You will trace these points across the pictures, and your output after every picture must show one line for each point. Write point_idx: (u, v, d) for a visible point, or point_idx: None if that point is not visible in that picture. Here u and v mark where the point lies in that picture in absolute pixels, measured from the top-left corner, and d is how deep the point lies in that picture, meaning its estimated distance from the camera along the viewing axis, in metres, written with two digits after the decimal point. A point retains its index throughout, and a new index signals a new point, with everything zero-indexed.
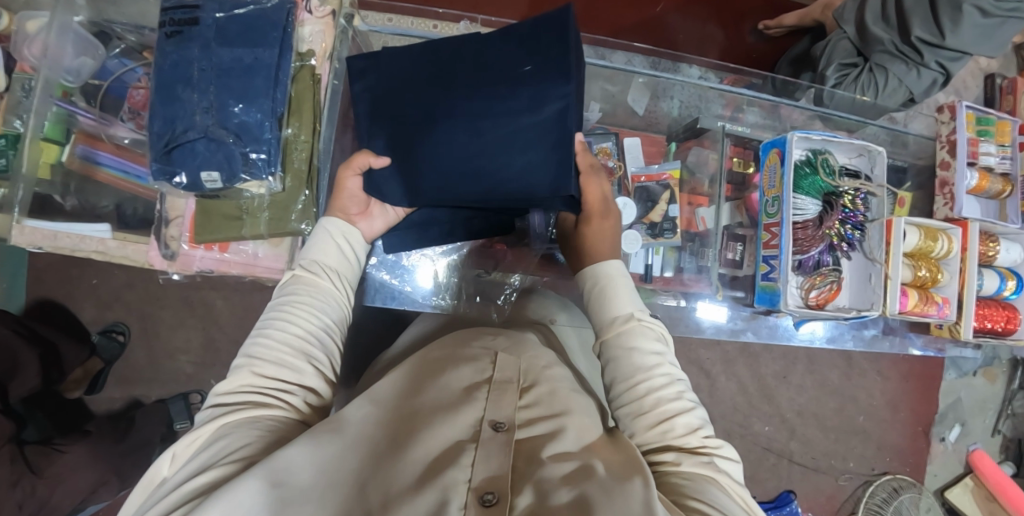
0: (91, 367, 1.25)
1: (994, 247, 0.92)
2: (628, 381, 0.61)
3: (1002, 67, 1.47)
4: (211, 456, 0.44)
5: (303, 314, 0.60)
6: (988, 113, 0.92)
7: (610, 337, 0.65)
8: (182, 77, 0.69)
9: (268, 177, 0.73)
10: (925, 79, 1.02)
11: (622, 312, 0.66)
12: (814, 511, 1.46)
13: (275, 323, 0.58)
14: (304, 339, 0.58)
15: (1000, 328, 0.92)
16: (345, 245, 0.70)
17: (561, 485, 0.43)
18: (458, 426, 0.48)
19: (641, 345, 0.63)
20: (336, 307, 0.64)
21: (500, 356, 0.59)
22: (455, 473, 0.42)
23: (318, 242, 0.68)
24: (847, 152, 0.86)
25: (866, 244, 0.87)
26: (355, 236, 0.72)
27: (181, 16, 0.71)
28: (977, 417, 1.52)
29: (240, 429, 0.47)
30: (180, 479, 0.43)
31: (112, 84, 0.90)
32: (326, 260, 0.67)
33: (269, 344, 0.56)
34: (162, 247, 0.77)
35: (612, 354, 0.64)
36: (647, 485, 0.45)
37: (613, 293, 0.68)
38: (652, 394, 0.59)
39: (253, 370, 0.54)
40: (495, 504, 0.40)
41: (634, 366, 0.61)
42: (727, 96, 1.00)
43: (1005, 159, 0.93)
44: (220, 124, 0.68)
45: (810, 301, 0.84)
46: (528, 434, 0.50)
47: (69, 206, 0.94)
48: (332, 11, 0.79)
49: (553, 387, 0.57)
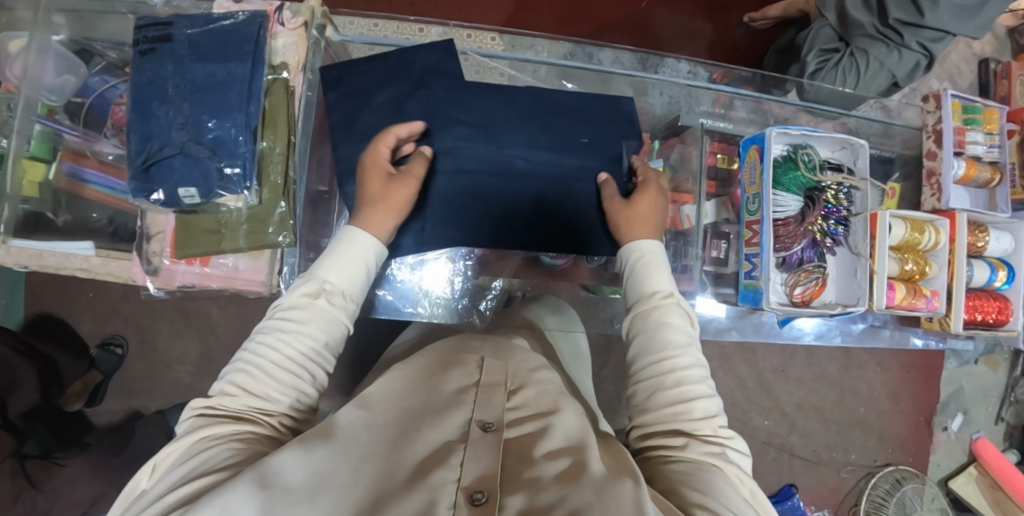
0: (89, 380, 1.26)
1: (984, 237, 0.90)
2: (654, 355, 0.59)
3: (996, 51, 1.45)
4: (187, 472, 0.43)
5: (301, 339, 0.56)
6: (974, 101, 0.91)
7: (645, 309, 0.63)
8: (157, 93, 0.70)
9: (246, 191, 0.72)
10: (907, 62, 1.01)
11: (662, 289, 0.64)
12: (816, 504, 1.45)
13: (266, 345, 0.55)
14: (300, 362, 0.56)
15: (992, 320, 0.91)
16: (362, 260, 0.64)
17: (551, 484, 0.42)
18: (447, 426, 0.47)
19: (674, 324, 0.61)
20: (339, 335, 0.60)
21: (487, 361, 0.58)
22: (444, 471, 0.42)
23: (339, 260, 0.62)
24: (828, 145, 0.85)
25: (852, 238, 0.85)
26: (376, 252, 0.66)
27: (154, 33, 0.72)
28: (979, 406, 1.50)
29: (212, 449, 0.46)
30: (156, 494, 0.42)
31: (94, 101, 0.92)
32: (342, 283, 0.62)
33: (258, 368, 0.54)
34: (144, 263, 0.77)
35: (643, 326, 0.62)
36: (638, 484, 0.44)
37: (653, 268, 0.66)
38: (676, 374, 0.58)
39: (237, 394, 0.52)
40: (485, 502, 0.39)
41: (664, 342, 0.60)
42: (716, 93, 1.02)
43: (993, 148, 0.91)
44: (195, 140, 0.69)
45: (795, 298, 0.83)
46: (517, 433, 0.49)
47: (61, 221, 0.96)
48: (305, 22, 0.78)
49: (541, 390, 0.56)
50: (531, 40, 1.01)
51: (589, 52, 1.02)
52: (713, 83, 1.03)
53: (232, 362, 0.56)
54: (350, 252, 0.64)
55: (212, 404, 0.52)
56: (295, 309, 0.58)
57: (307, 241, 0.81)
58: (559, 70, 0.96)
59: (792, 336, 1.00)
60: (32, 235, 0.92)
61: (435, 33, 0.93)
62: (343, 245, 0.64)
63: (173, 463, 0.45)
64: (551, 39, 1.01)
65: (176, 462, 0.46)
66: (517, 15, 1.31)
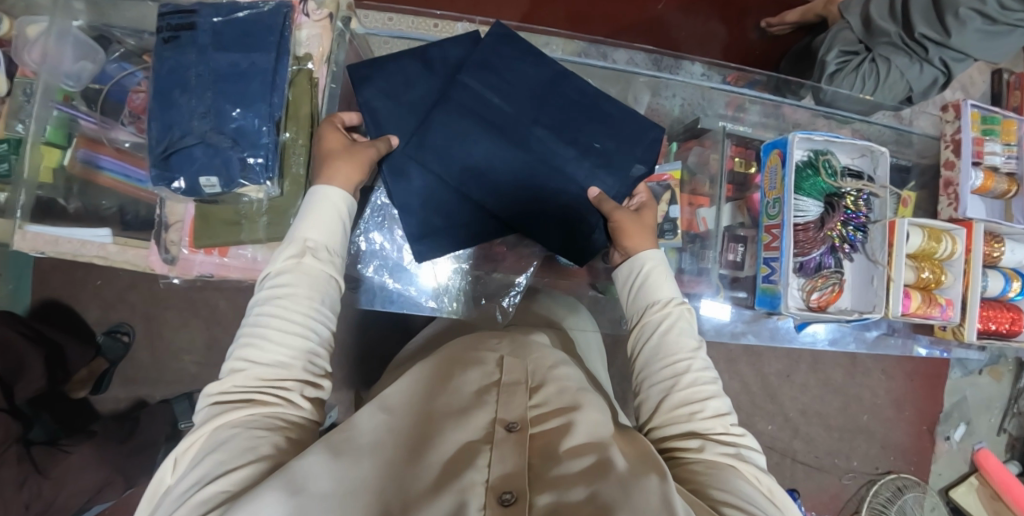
0: (95, 368, 1.26)
1: (999, 248, 0.89)
2: (665, 359, 0.61)
3: (1009, 62, 1.46)
4: (215, 466, 0.43)
5: (298, 308, 0.56)
6: (994, 111, 0.91)
7: (651, 316, 0.64)
8: (179, 82, 0.69)
9: (266, 182, 0.71)
10: (926, 76, 1.02)
11: (665, 296, 0.66)
12: (817, 510, 1.46)
13: (266, 318, 0.54)
14: (302, 330, 0.55)
15: (1005, 330, 0.90)
16: (342, 217, 0.64)
17: (576, 481, 0.42)
18: (471, 428, 0.48)
19: (682, 330, 0.63)
20: (333, 294, 0.60)
21: (506, 358, 0.58)
22: (471, 473, 0.42)
23: (320, 219, 0.61)
24: (849, 152, 0.85)
25: (869, 245, 0.86)
26: (351, 206, 0.65)
27: (177, 21, 0.72)
28: (982, 416, 1.51)
29: (237, 436, 0.46)
30: (184, 491, 0.42)
31: (111, 89, 0.90)
32: (327, 243, 0.61)
33: (263, 341, 0.53)
34: (162, 252, 0.76)
35: (651, 332, 0.63)
36: (664, 480, 0.44)
37: (657, 274, 0.68)
38: (688, 375, 0.59)
39: (249, 370, 0.52)
40: (513, 502, 0.40)
41: (673, 347, 0.61)
42: (731, 95, 1.02)
43: (1011, 159, 0.91)
44: (217, 129, 0.69)
45: (812, 303, 0.82)
46: (542, 430, 0.49)
47: (72, 209, 0.96)
48: (329, 14, 0.78)
49: (561, 386, 0.55)
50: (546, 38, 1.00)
51: (604, 51, 1.00)
52: (729, 86, 1.02)
53: (233, 341, 0.55)
54: (324, 210, 0.63)
55: (224, 388, 0.51)
56: (288, 276, 0.57)
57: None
58: (579, 68, 0.96)
59: (807, 341, 1.00)
60: (45, 222, 0.93)
61: (459, 27, 0.92)
62: (314, 206, 0.63)
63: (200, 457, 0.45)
64: (567, 37, 0.99)
65: (201, 452, 0.45)
66: (532, 14, 1.31)
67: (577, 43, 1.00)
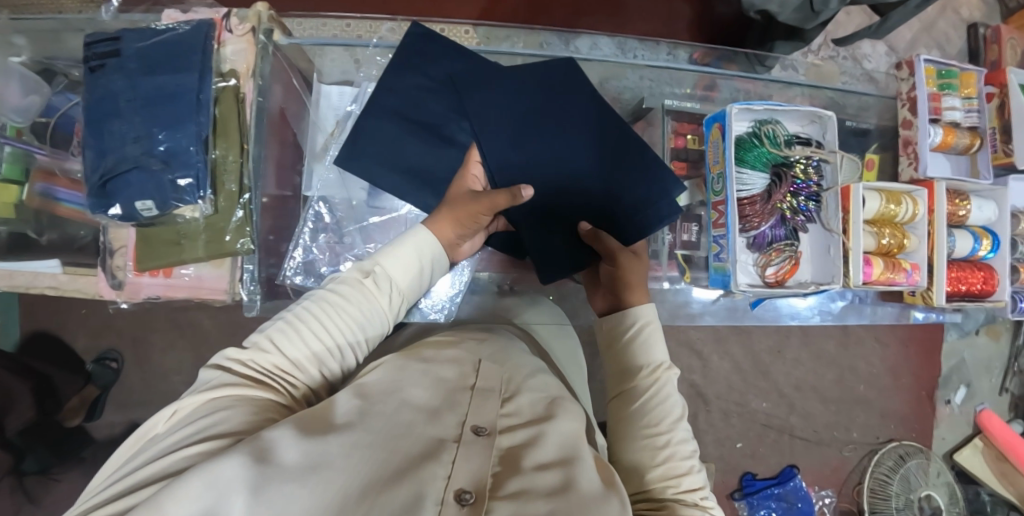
0: (86, 395, 1.26)
1: (965, 206, 0.87)
2: (645, 426, 0.60)
3: (985, 16, 1.42)
4: (213, 424, 0.42)
5: (343, 320, 0.56)
6: (950, 66, 0.87)
7: (641, 380, 0.63)
8: (109, 109, 0.69)
9: (201, 200, 0.72)
10: None
11: (658, 360, 0.65)
12: (819, 484, 1.44)
13: (311, 314, 0.55)
14: (331, 350, 0.55)
15: (977, 290, 0.88)
16: (423, 259, 0.63)
17: (539, 497, 0.40)
18: (441, 425, 0.45)
19: (670, 396, 0.62)
20: (382, 326, 0.60)
21: (484, 364, 0.57)
22: (436, 467, 0.40)
23: (400, 253, 0.61)
24: (796, 119, 0.83)
25: (823, 214, 0.82)
26: (436, 254, 0.64)
27: (103, 50, 0.71)
28: (982, 377, 1.47)
29: (234, 410, 0.45)
30: (173, 442, 0.41)
31: (58, 120, 0.92)
32: (397, 275, 0.61)
33: (298, 336, 0.54)
34: (109, 277, 0.77)
35: (638, 396, 0.62)
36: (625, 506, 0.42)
37: (655, 337, 0.67)
38: (667, 446, 0.58)
39: (273, 355, 0.52)
40: (473, 504, 0.38)
41: (658, 413, 0.60)
42: (698, 75, 1.00)
43: (971, 113, 0.88)
44: (147, 153, 0.68)
45: (768, 279, 0.81)
46: (511, 441, 0.46)
47: (46, 240, 0.95)
48: (252, 28, 0.75)
49: (535, 398, 0.54)
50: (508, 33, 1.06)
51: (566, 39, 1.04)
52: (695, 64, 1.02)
53: (274, 318, 0.56)
54: (413, 249, 0.62)
55: (246, 358, 0.51)
56: (346, 288, 0.57)
57: (266, 245, 0.80)
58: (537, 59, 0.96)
59: (763, 318, 0.97)
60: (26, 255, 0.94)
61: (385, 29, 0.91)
62: (408, 241, 0.63)
63: (191, 416, 0.44)
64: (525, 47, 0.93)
65: (196, 410, 0.45)
66: (490, 7, 1.29)
67: (539, 34, 1.04)
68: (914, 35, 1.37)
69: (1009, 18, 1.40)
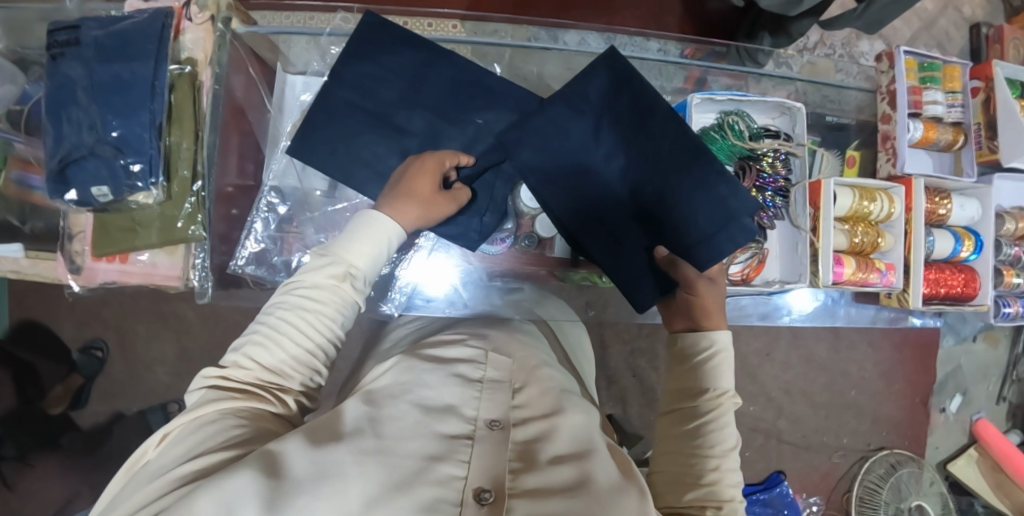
0: (71, 383, 1.27)
1: (945, 205, 0.84)
2: (698, 448, 0.55)
3: (989, 14, 1.37)
4: (202, 441, 0.42)
5: (319, 323, 0.54)
6: (933, 58, 0.84)
7: (701, 403, 0.59)
8: (66, 97, 0.69)
9: (153, 186, 0.71)
10: None
11: (724, 388, 0.60)
12: (807, 491, 1.40)
13: (285, 322, 0.53)
14: (314, 351, 0.53)
15: (958, 293, 0.85)
16: (386, 243, 0.60)
17: (553, 494, 0.39)
18: (453, 423, 0.44)
19: (729, 429, 0.57)
20: (353, 315, 0.57)
21: (494, 356, 0.55)
22: (446, 467, 0.40)
23: (364, 243, 0.58)
24: (765, 111, 0.80)
25: (792, 210, 0.80)
26: (400, 237, 0.61)
27: (64, 37, 0.71)
28: (979, 385, 1.43)
29: (219, 425, 0.44)
30: (165, 465, 0.41)
31: (33, 108, 0.92)
32: (368, 267, 0.58)
33: (274, 345, 0.52)
34: (67, 262, 0.76)
35: (695, 418, 0.58)
36: (643, 498, 0.41)
37: (722, 367, 0.61)
38: (717, 473, 0.54)
39: (253, 371, 0.51)
40: (491, 502, 0.37)
41: (714, 439, 0.56)
42: (688, 70, 0.99)
43: (955, 107, 0.85)
44: (101, 140, 0.68)
45: (734, 277, 0.79)
46: (523, 435, 0.45)
47: (29, 228, 0.96)
48: (212, 16, 0.75)
49: (544, 388, 0.52)
50: (495, 25, 0.97)
51: (554, 34, 0.98)
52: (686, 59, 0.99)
53: (246, 333, 0.54)
54: (372, 234, 0.58)
55: (227, 374, 0.50)
56: (320, 292, 0.54)
57: (218, 233, 0.79)
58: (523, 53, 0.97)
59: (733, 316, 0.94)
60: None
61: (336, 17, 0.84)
62: (366, 228, 0.59)
63: (179, 436, 0.44)
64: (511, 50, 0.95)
65: (186, 431, 0.44)
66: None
67: (527, 28, 0.98)
68: (913, 32, 1.33)
69: (1013, 17, 1.35)
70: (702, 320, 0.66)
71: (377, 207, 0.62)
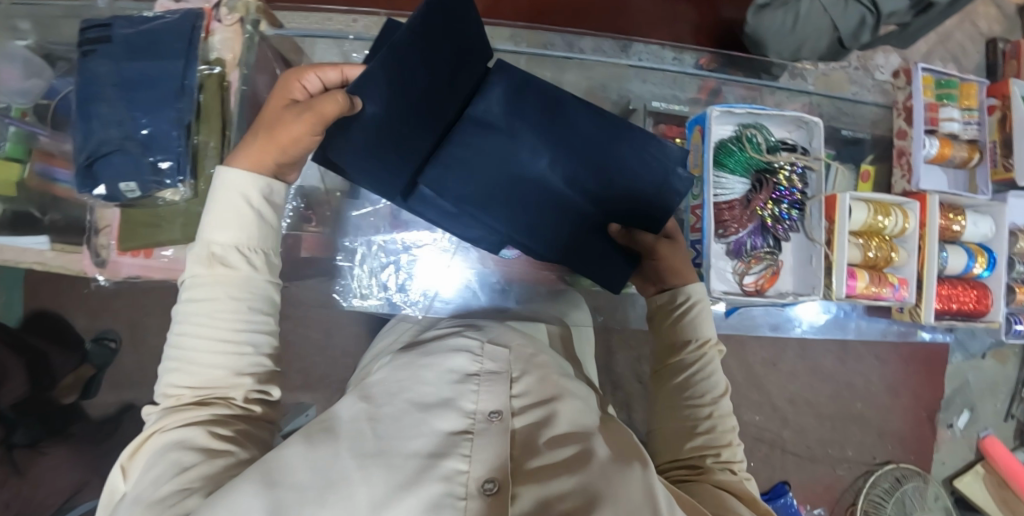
0: (83, 373, 1.28)
1: (959, 220, 0.85)
2: (692, 403, 0.64)
3: (1005, 29, 1.37)
4: (163, 467, 0.42)
5: (215, 318, 0.50)
6: (950, 75, 0.85)
7: (687, 358, 0.69)
8: (95, 94, 0.70)
9: (181, 184, 0.73)
10: (850, 14, 0.87)
11: (704, 338, 0.70)
12: (812, 503, 1.40)
13: (185, 335, 0.50)
14: (227, 347, 0.50)
15: (970, 309, 0.86)
16: (249, 201, 0.54)
17: (559, 472, 0.41)
18: (450, 418, 0.44)
19: (717, 377, 0.66)
20: (259, 290, 0.53)
21: (490, 347, 0.55)
22: (452, 461, 0.39)
23: (223, 218, 0.53)
24: (782, 125, 0.82)
25: (806, 223, 0.82)
26: (263, 186, 0.56)
27: (94, 35, 0.72)
28: (987, 401, 1.42)
29: (175, 447, 0.44)
30: (136, 495, 0.41)
31: (59, 102, 0.94)
32: (236, 237, 0.53)
33: (187, 362, 0.49)
34: (93, 255, 0.78)
35: (685, 374, 0.67)
36: (646, 469, 0.43)
37: (701, 318, 0.72)
38: (711, 422, 0.62)
39: (183, 392, 0.49)
40: (497, 492, 0.38)
41: (705, 391, 0.65)
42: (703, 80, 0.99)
43: (971, 125, 0.86)
44: (130, 137, 0.70)
45: (746, 287, 0.80)
46: (523, 422, 0.47)
47: (48, 219, 0.98)
48: (240, 19, 0.75)
49: (544, 373, 0.53)
50: (510, 31, 0.98)
51: (569, 41, 0.99)
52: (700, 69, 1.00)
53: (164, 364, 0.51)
54: (226, 206, 0.53)
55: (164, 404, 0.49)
56: (197, 288, 0.50)
57: None
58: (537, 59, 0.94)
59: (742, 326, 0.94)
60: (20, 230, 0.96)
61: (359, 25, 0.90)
62: (222, 202, 0.54)
63: (145, 465, 0.44)
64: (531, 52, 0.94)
65: (149, 460, 0.44)
66: (494, 5, 1.29)
67: (541, 34, 0.99)
68: (929, 47, 1.33)
69: None
70: (670, 277, 0.76)
71: (229, 161, 0.57)
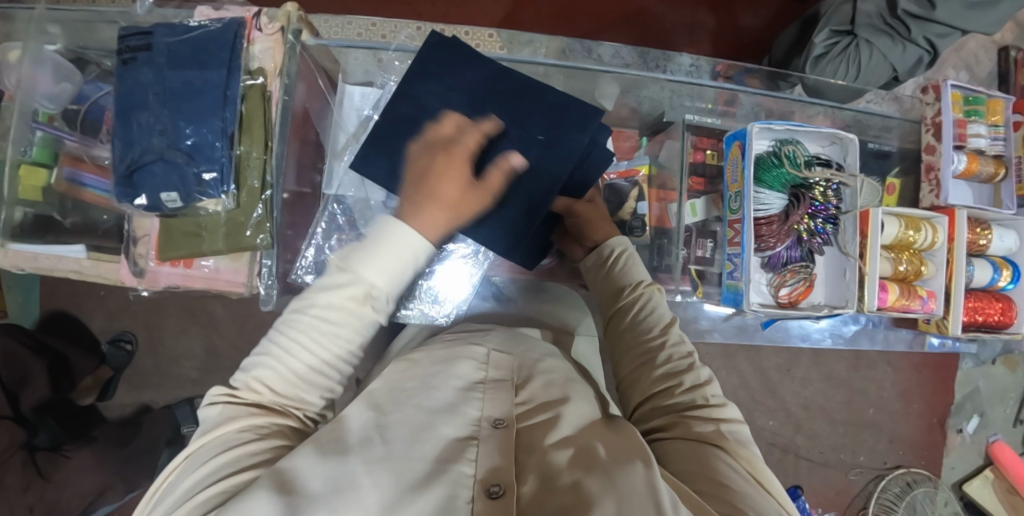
0: (100, 375, 1.27)
1: (985, 235, 0.87)
2: (638, 342, 0.66)
3: (1018, 37, 1.39)
4: (217, 466, 0.43)
5: (332, 345, 0.52)
6: (978, 92, 0.87)
7: (627, 298, 0.71)
8: (138, 102, 0.71)
9: (224, 195, 0.74)
10: (910, 56, 0.98)
11: (639, 278, 0.74)
12: (823, 507, 1.42)
13: (296, 345, 0.52)
14: (324, 370, 0.53)
15: (995, 321, 0.88)
16: (413, 259, 0.55)
17: (564, 469, 0.43)
18: (457, 423, 0.46)
19: (658, 307, 0.69)
20: (370, 331, 0.55)
21: (494, 355, 0.59)
22: (460, 466, 0.41)
23: (380, 259, 0.53)
24: (817, 140, 0.83)
25: (840, 237, 0.84)
26: (427, 251, 0.56)
27: (135, 43, 0.72)
28: (997, 407, 1.44)
29: (241, 445, 0.45)
30: (181, 496, 0.41)
31: (89, 108, 0.94)
32: (387, 284, 0.54)
33: (286, 369, 0.52)
34: (131, 265, 0.79)
35: (629, 312, 0.70)
36: (648, 466, 0.43)
37: (631, 260, 0.76)
38: (665, 354, 0.64)
39: (264, 393, 0.51)
40: (502, 496, 0.39)
41: (651, 325, 0.67)
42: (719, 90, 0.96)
43: (997, 141, 0.88)
44: (173, 146, 0.70)
45: (781, 298, 0.82)
46: (528, 425, 0.49)
47: (69, 223, 0.98)
48: (281, 28, 0.77)
49: (548, 380, 0.57)
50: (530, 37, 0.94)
51: (589, 47, 0.95)
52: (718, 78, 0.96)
53: (256, 350, 0.54)
54: (393, 248, 0.53)
55: (236, 393, 0.51)
56: (333, 312, 0.52)
57: (283, 241, 0.83)
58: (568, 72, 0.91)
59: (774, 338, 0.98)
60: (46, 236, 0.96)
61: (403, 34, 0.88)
62: (380, 239, 0.54)
63: (200, 456, 0.45)
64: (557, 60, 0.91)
65: (206, 454, 0.45)
66: (513, 13, 1.30)
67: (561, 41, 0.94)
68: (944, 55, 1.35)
69: None
70: (587, 231, 0.82)
71: (390, 213, 0.56)
